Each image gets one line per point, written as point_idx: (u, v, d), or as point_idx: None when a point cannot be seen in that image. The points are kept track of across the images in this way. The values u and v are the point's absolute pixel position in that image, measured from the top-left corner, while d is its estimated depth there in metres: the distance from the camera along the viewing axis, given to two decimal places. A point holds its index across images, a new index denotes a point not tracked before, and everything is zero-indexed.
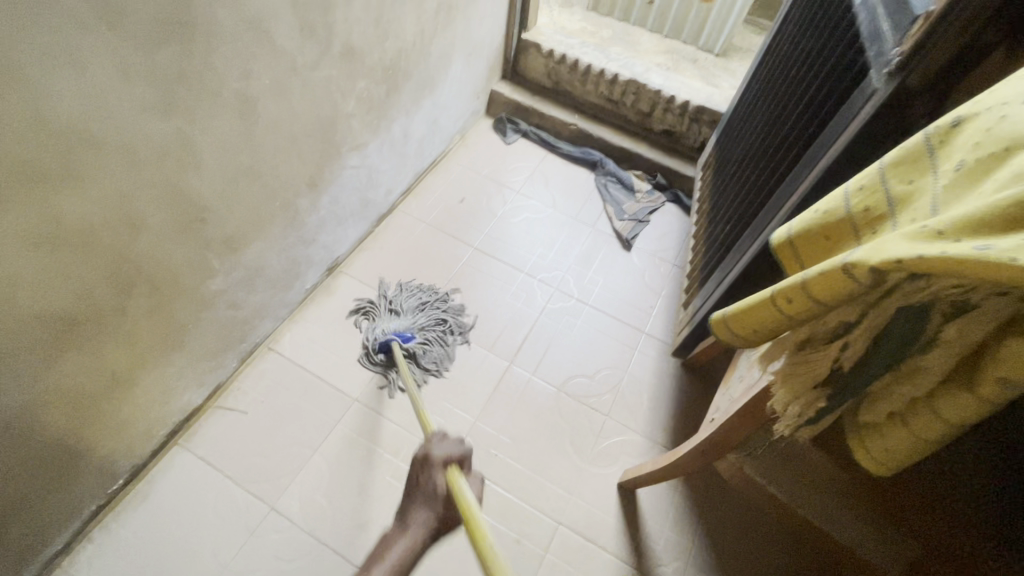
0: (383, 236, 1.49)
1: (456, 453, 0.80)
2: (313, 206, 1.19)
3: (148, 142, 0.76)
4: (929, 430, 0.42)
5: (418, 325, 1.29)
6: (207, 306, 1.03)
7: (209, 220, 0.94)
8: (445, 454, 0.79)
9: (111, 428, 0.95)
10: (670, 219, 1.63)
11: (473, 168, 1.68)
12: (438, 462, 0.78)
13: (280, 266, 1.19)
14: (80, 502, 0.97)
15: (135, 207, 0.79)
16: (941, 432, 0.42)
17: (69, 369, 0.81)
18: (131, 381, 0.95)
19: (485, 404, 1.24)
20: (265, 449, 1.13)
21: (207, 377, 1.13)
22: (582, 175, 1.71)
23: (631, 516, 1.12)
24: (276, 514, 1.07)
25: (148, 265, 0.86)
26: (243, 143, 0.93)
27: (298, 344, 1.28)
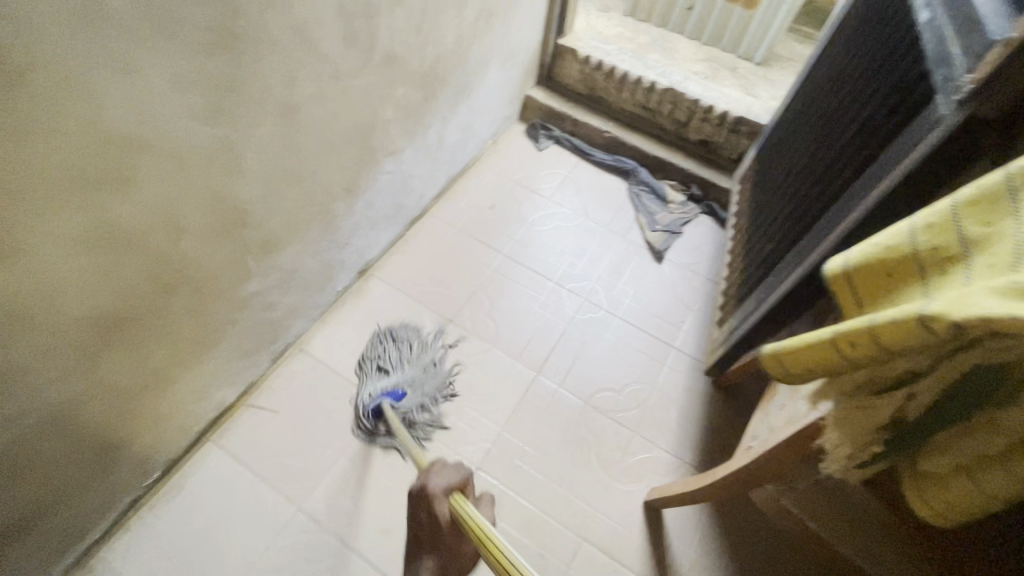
0: (414, 240, 1.49)
1: (455, 478, 0.86)
2: (348, 210, 1.20)
3: (194, 149, 0.77)
4: (996, 492, 0.41)
5: (409, 382, 1.22)
6: (243, 307, 1.05)
7: (249, 224, 0.95)
8: (444, 482, 0.84)
9: (147, 425, 0.97)
10: (704, 232, 1.60)
11: (505, 174, 1.67)
12: (439, 491, 0.83)
13: (314, 269, 1.20)
14: (116, 495, 0.99)
15: (178, 211, 0.80)
16: (1010, 495, 0.40)
17: (111, 366, 0.83)
18: (169, 379, 0.97)
19: (511, 414, 1.23)
20: (293, 449, 1.15)
21: (240, 375, 1.15)
22: (615, 184, 1.69)
23: (656, 537, 1.10)
24: (302, 515, 1.08)
25: (189, 267, 0.88)
26: (285, 149, 0.94)
27: (328, 346, 1.29)
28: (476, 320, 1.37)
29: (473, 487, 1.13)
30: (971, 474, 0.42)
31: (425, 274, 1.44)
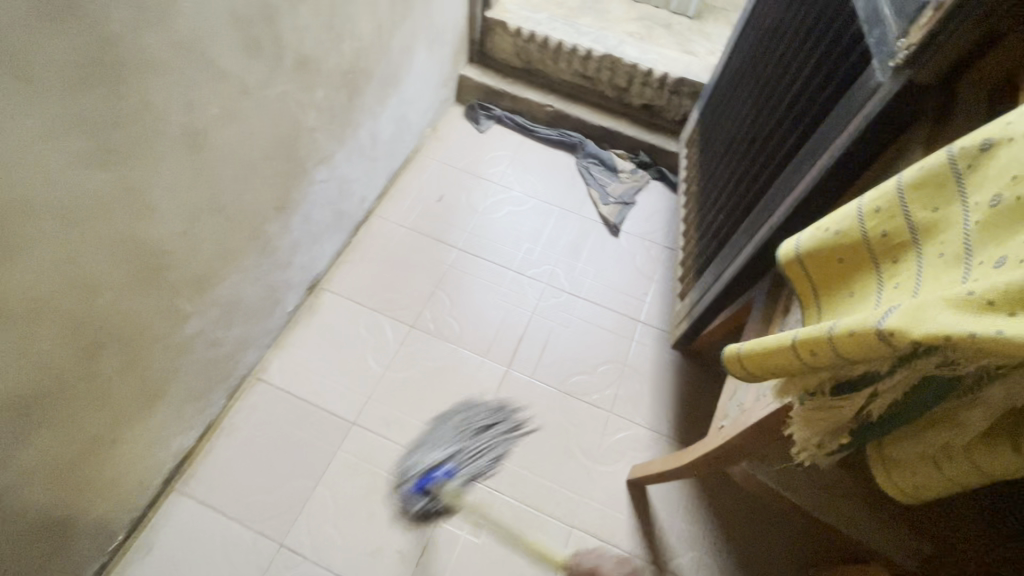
0: (362, 245, 1.42)
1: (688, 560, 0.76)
2: (284, 228, 1.12)
3: (87, 196, 0.68)
4: (962, 473, 0.41)
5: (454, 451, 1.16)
6: (185, 350, 0.98)
7: (172, 264, 0.86)
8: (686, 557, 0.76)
9: (98, 491, 0.91)
10: (657, 198, 1.58)
11: (450, 163, 1.60)
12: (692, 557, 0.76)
13: (257, 296, 1.12)
14: (78, 567, 0.93)
15: (87, 269, 0.72)
16: (973, 475, 0.41)
17: (40, 444, 0.76)
18: (115, 439, 0.90)
19: (486, 413, 1.22)
20: (267, 484, 1.10)
21: (196, 418, 1.09)
22: (563, 159, 1.64)
23: (645, 514, 1.12)
24: (285, 550, 1.04)
25: (112, 321, 0.80)
26: (199, 178, 0.85)
27: (287, 370, 1.23)
28: (440, 322, 1.33)
29: (458, 492, 1.12)
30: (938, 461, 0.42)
31: (379, 279, 1.38)
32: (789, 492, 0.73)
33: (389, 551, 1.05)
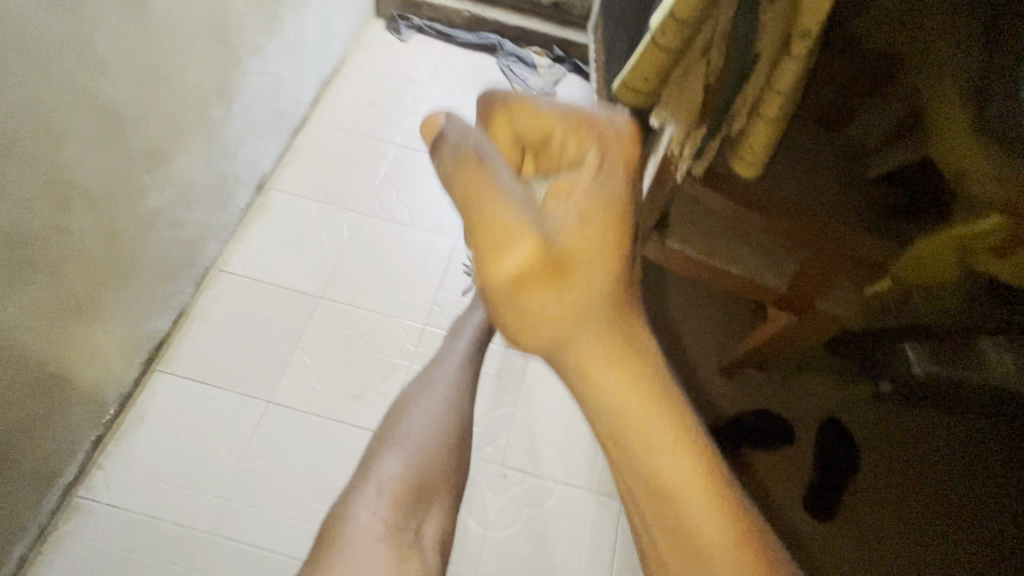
0: (303, 148, 1.49)
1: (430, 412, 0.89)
2: (227, 115, 1.18)
3: (44, 37, 0.74)
4: (776, 110, 0.61)
5: None
6: (149, 225, 1.03)
7: (127, 128, 0.92)
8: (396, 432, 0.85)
9: (87, 357, 0.97)
10: (574, 88, 1.73)
11: (378, 70, 1.67)
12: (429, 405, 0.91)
13: (209, 182, 1.18)
14: (76, 433, 0.99)
15: (48, 112, 0.77)
16: (782, 105, 0.61)
17: (29, 291, 0.82)
18: (96, 305, 0.96)
19: (442, 276, 1.35)
20: (246, 355, 1.19)
21: (168, 301, 1.15)
22: (485, 60, 1.76)
23: None
24: (274, 405, 1.14)
25: (79, 176, 0.85)
26: (142, 42, 0.90)
27: (248, 260, 1.30)
28: (388, 207, 1.44)
29: (426, 340, 1.26)
30: (761, 111, 0.62)
31: (324, 176, 1.45)
32: (688, 248, 0.93)
33: (371, 393, 1.18)
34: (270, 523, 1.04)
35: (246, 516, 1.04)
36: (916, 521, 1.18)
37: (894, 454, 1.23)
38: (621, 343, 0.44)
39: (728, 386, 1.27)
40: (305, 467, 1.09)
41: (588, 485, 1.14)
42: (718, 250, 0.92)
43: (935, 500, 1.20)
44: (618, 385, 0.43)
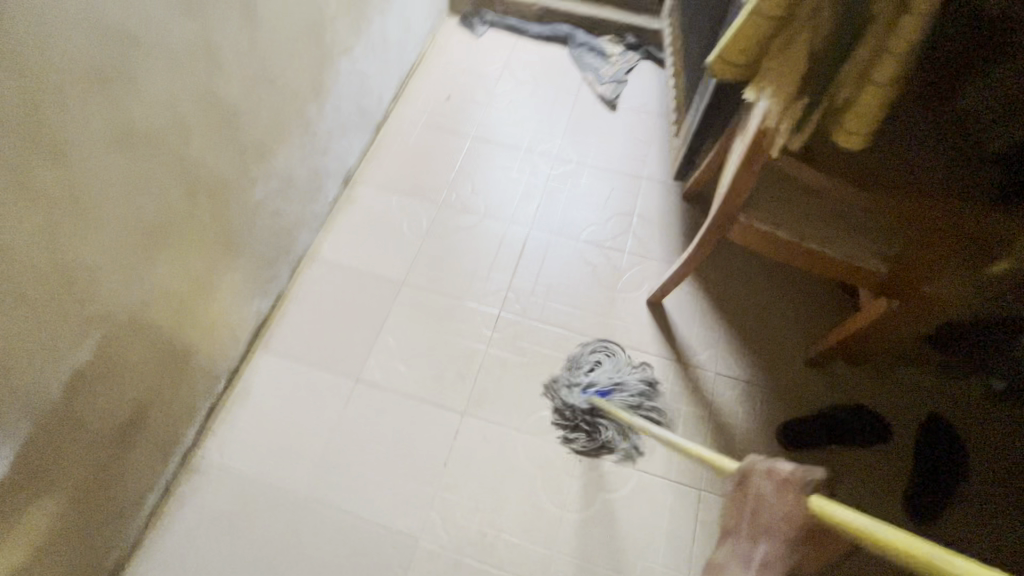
0: (385, 142, 1.56)
1: None
2: (320, 113, 1.27)
3: (178, 43, 0.84)
4: (891, 73, 0.58)
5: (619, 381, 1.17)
6: (254, 216, 1.13)
7: (240, 125, 1.01)
8: None
9: (205, 333, 1.08)
10: (647, 74, 1.71)
11: (452, 65, 1.73)
12: None
13: (305, 178, 1.28)
14: (195, 403, 1.11)
15: (180, 110, 0.87)
16: (897, 66, 0.58)
17: (162, 270, 0.92)
18: (211, 285, 1.06)
19: (517, 264, 1.38)
20: (336, 336, 1.27)
21: (268, 286, 1.25)
22: (556, 51, 1.76)
23: (665, 324, 1.28)
24: (361, 383, 1.22)
25: (203, 168, 0.95)
26: (252, 44, 0.99)
27: (337, 248, 1.38)
28: (464, 199, 1.48)
29: (500, 326, 1.29)
30: (871, 76, 0.59)
31: (404, 169, 1.52)
32: (779, 231, 0.89)
33: (449, 375, 1.23)
34: (359, 493, 1.11)
35: (337, 486, 1.11)
36: None
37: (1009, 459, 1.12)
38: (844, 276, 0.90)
39: (814, 381, 1.21)
40: (391, 442, 1.15)
41: (665, 474, 1.12)
42: (811, 232, 0.88)
43: None
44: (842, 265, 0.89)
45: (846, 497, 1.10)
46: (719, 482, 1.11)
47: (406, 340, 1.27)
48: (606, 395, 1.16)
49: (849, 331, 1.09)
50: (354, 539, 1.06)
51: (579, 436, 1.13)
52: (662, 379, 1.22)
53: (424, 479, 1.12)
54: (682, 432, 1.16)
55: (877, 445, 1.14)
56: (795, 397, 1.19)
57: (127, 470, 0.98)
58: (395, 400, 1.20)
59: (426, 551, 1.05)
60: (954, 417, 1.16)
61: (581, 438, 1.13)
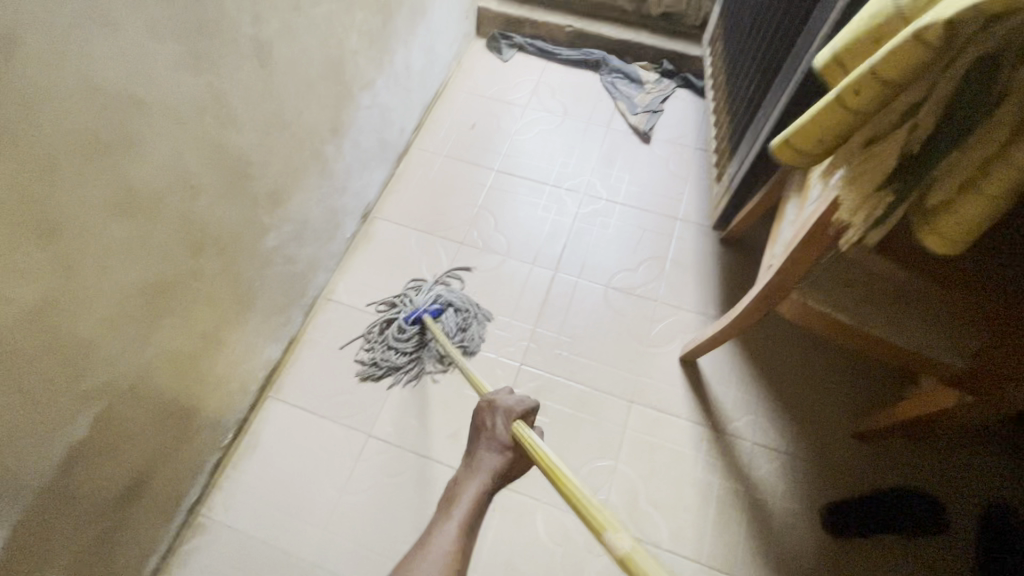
0: (406, 174, 1.50)
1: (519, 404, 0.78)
2: (338, 152, 1.21)
3: (187, 100, 0.78)
4: (1000, 186, 0.52)
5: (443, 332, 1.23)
6: (267, 264, 1.08)
7: (253, 174, 0.96)
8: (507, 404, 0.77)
9: (212, 388, 1.03)
10: (684, 104, 1.61)
11: (478, 91, 1.65)
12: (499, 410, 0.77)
13: (321, 218, 1.22)
14: (201, 458, 1.06)
15: (188, 169, 0.82)
16: (1017, 181, 0.51)
17: (166, 333, 0.87)
18: (220, 340, 1.01)
19: (541, 311, 1.30)
20: (349, 385, 1.22)
21: (281, 331, 1.20)
22: (587, 77, 1.68)
23: (699, 384, 1.18)
24: (374, 438, 1.16)
25: (211, 224, 0.90)
26: (267, 91, 0.93)
27: (353, 289, 1.33)
28: (486, 237, 1.41)
29: (521, 380, 1.21)
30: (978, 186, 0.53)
31: (425, 204, 1.46)
32: (838, 314, 0.79)
33: (466, 432, 1.16)
34: (367, 559, 1.05)
35: (345, 552, 1.05)
36: None
37: None
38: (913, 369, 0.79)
39: (863, 457, 1.10)
40: (403, 506, 1.09)
41: (695, 557, 1.03)
42: (876, 317, 0.78)
43: None
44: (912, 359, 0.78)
45: None
46: (754, 568, 1.02)
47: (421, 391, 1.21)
48: (435, 315, 1.24)
49: (908, 412, 0.98)
50: None
51: (421, 346, 1.23)
52: (695, 447, 1.13)
53: None
54: (715, 509, 1.07)
55: (933, 535, 1.03)
56: (841, 474, 1.09)
57: (128, 535, 0.93)
58: (409, 459, 1.13)
59: None
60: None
61: (433, 363, 1.23)
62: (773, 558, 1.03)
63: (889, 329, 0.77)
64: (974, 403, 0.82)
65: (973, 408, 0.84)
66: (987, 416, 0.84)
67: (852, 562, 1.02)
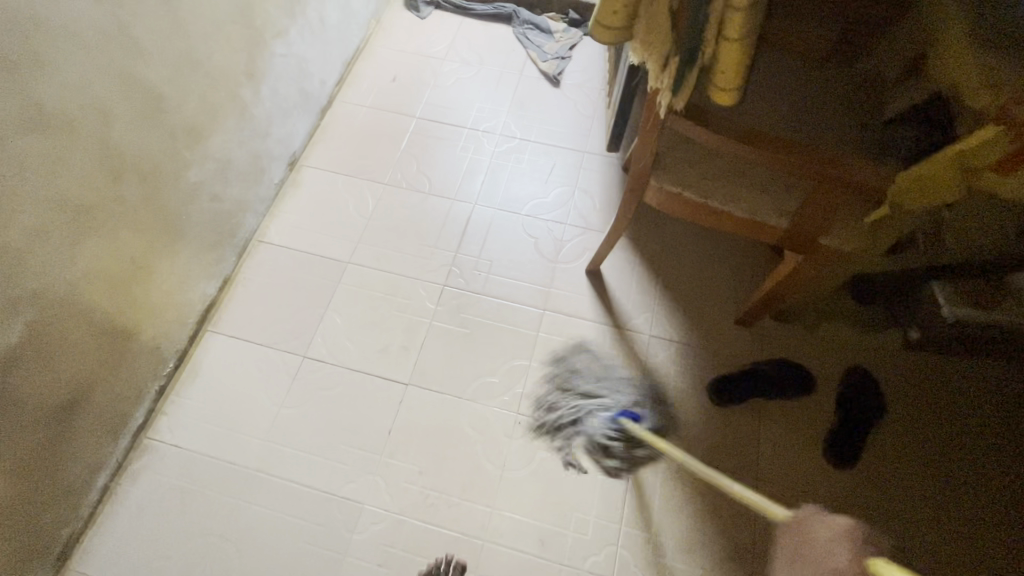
0: (331, 126, 1.58)
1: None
2: (257, 96, 1.28)
3: (88, 26, 0.86)
4: (739, 27, 0.65)
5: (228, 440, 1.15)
6: (192, 198, 1.16)
7: (167, 108, 1.04)
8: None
9: (147, 314, 1.11)
10: (590, 49, 1.73)
11: (397, 47, 1.74)
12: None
13: (246, 160, 1.30)
14: (143, 383, 1.14)
15: (97, 93, 0.89)
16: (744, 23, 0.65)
17: (93, 251, 0.95)
18: (149, 269, 1.09)
19: (462, 239, 1.42)
20: (283, 316, 1.30)
21: (214, 269, 1.28)
22: (501, 30, 1.78)
23: (602, 288, 1.33)
24: (308, 359, 1.25)
25: (130, 151, 0.98)
26: (173, 27, 1.01)
27: (283, 230, 1.41)
28: (410, 178, 1.51)
29: (444, 299, 1.33)
30: (725, 34, 0.67)
31: (350, 151, 1.54)
32: (687, 191, 0.94)
33: (395, 347, 1.27)
34: (307, 462, 1.15)
35: (286, 457, 1.15)
36: (953, 474, 1.14)
37: (926, 405, 1.19)
38: (750, 230, 0.95)
39: (745, 339, 1.26)
40: (335, 413, 1.19)
41: None
42: (717, 191, 0.93)
43: (968, 445, 1.16)
44: (748, 222, 0.94)
45: (772, 446, 1.16)
46: (652, 436, 1.17)
47: (350, 316, 1.30)
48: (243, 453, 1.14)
49: (766, 289, 1.14)
50: (304, 506, 1.11)
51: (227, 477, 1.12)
52: (600, 342, 1.27)
53: (370, 446, 1.16)
54: (617, 392, 1.21)
55: (803, 397, 1.20)
56: (726, 355, 1.25)
57: (73, 448, 1.01)
58: (342, 375, 1.23)
59: (372, 514, 1.10)
60: (875, 366, 1.22)
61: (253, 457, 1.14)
62: (669, 428, 1.18)
63: (726, 198, 0.93)
64: (804, 260, 0.99)
65: (807, 268, 1.00)
66: (818, 272, 1.01)
67: (735, 425, 1.18)
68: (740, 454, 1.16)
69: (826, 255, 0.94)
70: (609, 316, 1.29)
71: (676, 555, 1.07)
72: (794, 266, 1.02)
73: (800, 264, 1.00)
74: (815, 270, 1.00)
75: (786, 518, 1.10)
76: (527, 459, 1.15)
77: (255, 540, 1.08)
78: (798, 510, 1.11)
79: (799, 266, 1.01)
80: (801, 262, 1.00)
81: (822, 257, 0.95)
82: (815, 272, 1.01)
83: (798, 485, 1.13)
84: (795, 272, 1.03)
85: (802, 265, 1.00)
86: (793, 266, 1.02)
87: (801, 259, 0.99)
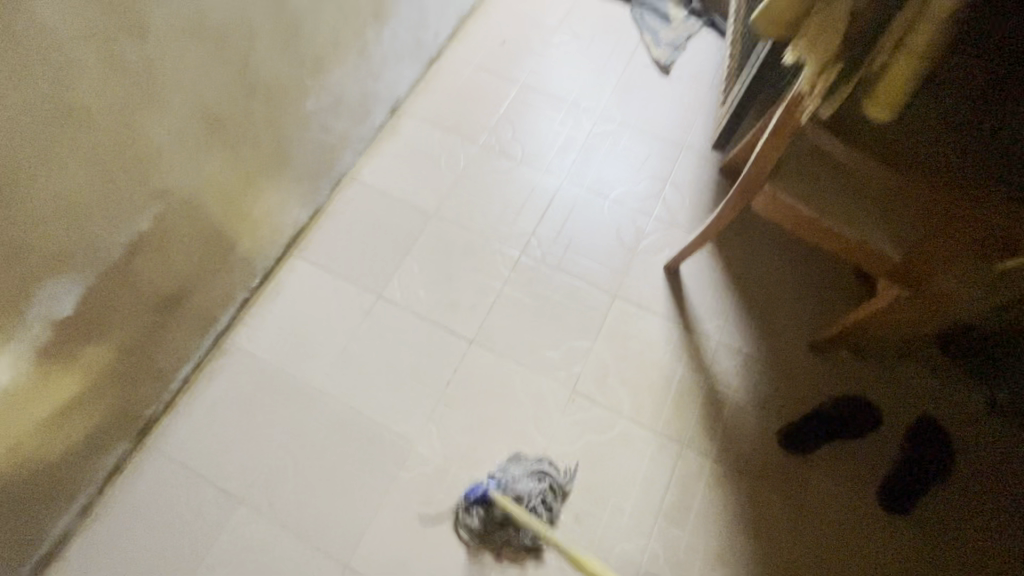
0: (435, 78, 1.59)
1: None
2: (378, 38, 1.31)
3: None
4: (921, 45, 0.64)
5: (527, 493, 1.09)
6: (305, 126, 1.21)
7: (303, 36, 1.08)
8: None
9: (248, 228, 1.18)
10: (706, 43, 1.67)
11: (512, 9, 1.72)
12: None
13: (357, 98, 1.34)
14: (233, 290, 1.22)
15: (249, 11, 0.93)
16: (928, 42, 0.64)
17: (218, 160, 1.01)
18: (257, 186, 1.15)
19: (545, 212, 1.42)
20: (365, 253, 1.35)
21: (310, 197, 1.34)
22: (618, 7, 1.74)
23: (677, 287, 1.31)
24: (382, 299, 1.30)
25: (264, 71, 1.02)
26: None
27: (376, 172, 1.44)
28: (503, 143, 1.52)
29: (518, 267, 1.35)
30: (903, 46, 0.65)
31: (450, 107, 1.56)
32: (800, 204, 0.91)
33: (464, 304, 1.30)
34: (367, 395, 1.20)
35: (348, 385, 1.21)
36: (1009, 549, 1.09)
37: (997, 473, 1.14)
38: (858, 258, 0.92)
39: (816, 367, 1.23)
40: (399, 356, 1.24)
41: (652, 427, 1.18)
42: (834, 210, 0.90)
43: None
44: (859, 250, 0.90)
45: (823, 478, 1.14)
46: (702, 442, 1.17)
47: (426, 267, 1.34)
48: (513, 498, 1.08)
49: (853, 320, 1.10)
50: (358, 434, 1.17)
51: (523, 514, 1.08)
52: (666, 340, 1.26)
53: (427, 394, 1.21)
54: (675, 393, 1.21)
55: (867, 436, 1.16)
56: (793, 379, 1.22)
57: (170, 335, 1.10)
58: (410, 320, 1.28)
59: (419, 456, 1.15)
60: (949, 423, 1.17)
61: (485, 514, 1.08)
62: (721, 438, 1.17)
63: (844, 221, 0.89)
64: (901, 298, 0.96)
65: (904, 306, 0.97)
66: (915, 314, 0.97)
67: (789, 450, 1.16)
68: (788, 479, 1.14)
69: (932, 297, 0.91)
70: (681, 317, 1.28)
71: (704, 560, 1.08)
72: (890, 303, 0.99)
73: (897, 301, 0.97)
74: (913, 310, 0.96)
75: (823, 551, 1.09)
76: (575, 440, 1.17)
77: (310, 455, 1.15)
78: (837, 547, 1.09)
79: (896, 303, 0.97)
80: (898, 299, 0.96)
81: (927, 298, 0.92)
82: (912, 314, 0.97)
83: (843, 523, 1.11)
84: (888, 308, 1.00)
85: (900, 303, 0.97)
86: (890, 303, 0.99)
87: (900, 297, 0.95)
